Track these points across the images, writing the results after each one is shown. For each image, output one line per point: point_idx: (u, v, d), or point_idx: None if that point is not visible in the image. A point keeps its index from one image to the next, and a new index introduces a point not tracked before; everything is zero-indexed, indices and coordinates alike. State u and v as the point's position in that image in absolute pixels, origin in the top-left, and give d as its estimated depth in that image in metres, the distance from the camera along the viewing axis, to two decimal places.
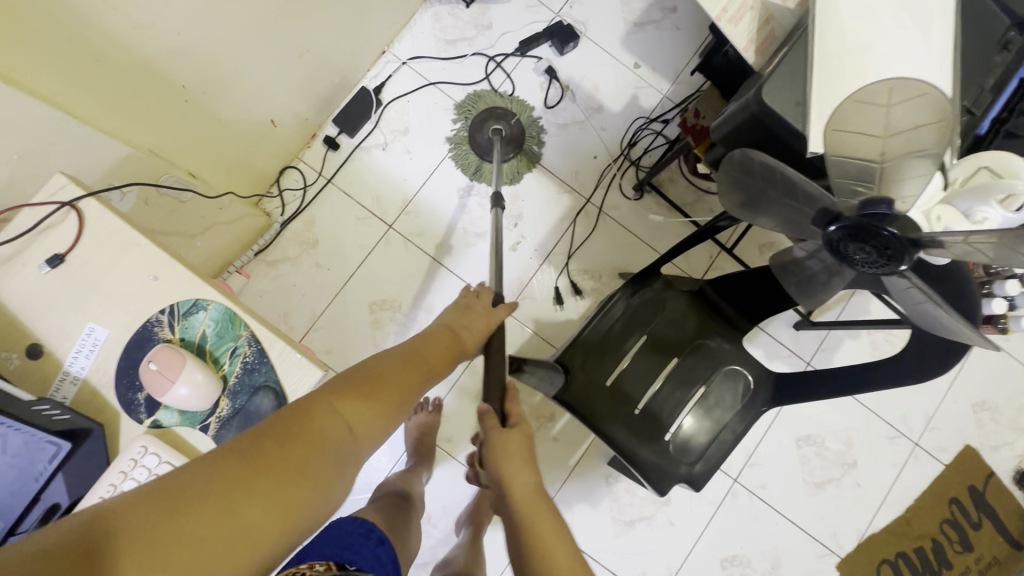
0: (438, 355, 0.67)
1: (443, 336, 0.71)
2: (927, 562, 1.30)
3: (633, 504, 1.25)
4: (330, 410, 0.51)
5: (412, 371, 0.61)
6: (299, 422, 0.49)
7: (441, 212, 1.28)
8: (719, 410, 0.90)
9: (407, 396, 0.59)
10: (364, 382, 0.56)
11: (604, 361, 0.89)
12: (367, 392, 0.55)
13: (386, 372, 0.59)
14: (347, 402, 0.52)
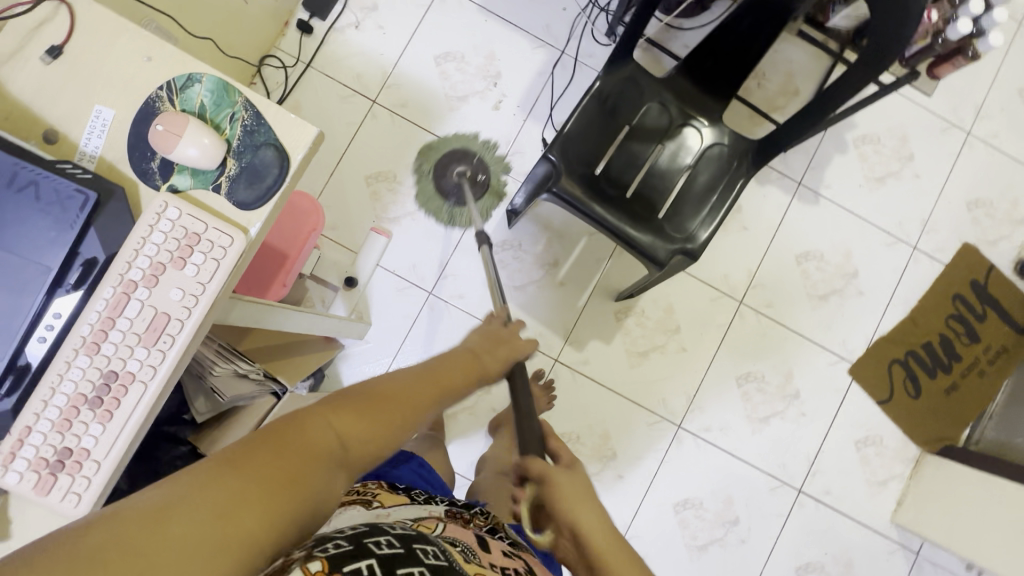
0: (460, 375, 0.65)
1: (469, 356, 0.68)
2: (936, 358, 1.34)
3: (645, 336, 1.30)
4: (323, 422, 0.48)
5: (420, 390, 0.59)
6: (292, 438, 0.45)
7: (421, 81, 1.30)
8: (707, 186, 0.93)
9: (410, 413, 0.56)
10: (364, 402, 0.53)
11: (588, 153, 0.92)
12: (363, 407, 0.53)
13: (391, 392, 0.56)
14: (339, 415, 0.50)
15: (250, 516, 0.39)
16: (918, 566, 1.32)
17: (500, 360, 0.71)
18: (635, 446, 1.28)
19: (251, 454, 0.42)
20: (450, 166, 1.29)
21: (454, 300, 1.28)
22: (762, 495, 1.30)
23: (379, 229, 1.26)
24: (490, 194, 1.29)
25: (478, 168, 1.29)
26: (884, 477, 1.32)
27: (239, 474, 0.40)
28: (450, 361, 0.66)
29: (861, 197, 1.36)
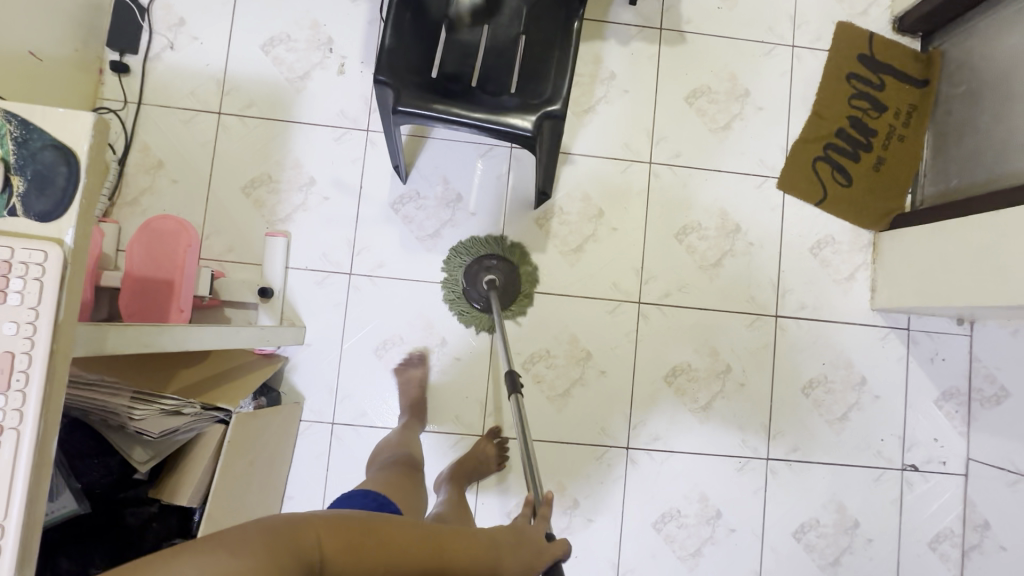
0: (466, 543, 0.63)
1: (489, 552, 0.66)
2: (853, 141, 1.33)
3: (573, 231, 1.27)
4: (317, 536, 0.52)
5: (415, 536, 0.58)
6: (288, 542, 0.49)
7: (257, 75, 1.25)
8: (544, 44, 0.90)
9: (400, 572, 0.55)
10: (361, 542, 0.54)
11: (419, 59, 0.89)
12: (359, 533, 0.55)
13: (389, 536, 0.56)
14: (334, 532, 0.53)
15: None
16: (914, 341, 1.32)
17: (517, 562, 0.69)
18: (606, 339, 1.26)
19: (246, 542, 0.47)
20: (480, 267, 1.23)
21: (376, 272, 1.24)
22: (744, 335, 1.29)
23: (275, 232, 1.22)
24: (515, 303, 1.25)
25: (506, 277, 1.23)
26: (850, 271, 1.32)
27: (232, 557, 0.46)
28: (456, 532, 0.64)
29: (724, 18, 1.33)
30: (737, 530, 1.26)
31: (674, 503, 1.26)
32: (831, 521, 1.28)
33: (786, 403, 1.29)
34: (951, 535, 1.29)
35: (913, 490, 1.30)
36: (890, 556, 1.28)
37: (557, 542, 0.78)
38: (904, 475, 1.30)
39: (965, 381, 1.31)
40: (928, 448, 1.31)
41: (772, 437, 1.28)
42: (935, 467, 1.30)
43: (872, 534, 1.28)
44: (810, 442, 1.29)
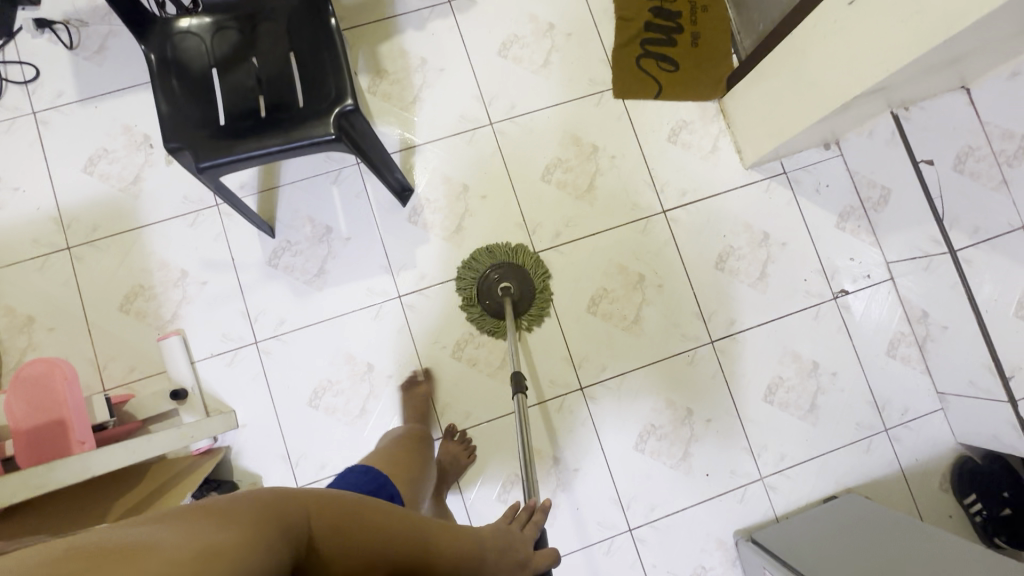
0: (446, 536, 0.70)
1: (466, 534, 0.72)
2: (664, 28, 1.38)
3: (446, 214, 1.29)
4: (305, 518, 0.56)
5: (396, 526, 0.64)
6: (276, 515, 0.52)
7: (90, 197, 1.24)
8: (313, 51, 0.92)
9: (382, 551, 0.62)
10: (350, 518, 0.61)
11: (202, 114, 0.89)
12: (341, 527, 0.59)
13: (368, 526, 0.62)
14: (321, 516, 0.58)
15: (231, 536, 0.45)
16: (794, 181, 1.37)
17: (499, 567, 0.73)
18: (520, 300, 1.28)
19: (235, 516, 0.48)
20: (493, 278, 1.23)
21: (279, 330, 1.24)
22: (642, 240, 1.32)
23: (166, 334, 1.20)
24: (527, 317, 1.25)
25: (522, 285, 1.24)
26: (712, 143, 1.36)
27: (225, 529, 0.46)
28: (441, 526, 0.70)
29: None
30: (713, 418, 1.28)
31: (646, 420, 1.27)
32: (792, 373, 1.31)
33: (706, 286, 1.32)
34: (902, 337, 1.34)
35: (852, 312, 1.34)
36: (858, 380, 1.32)
37: (548, 547, 0.82)
38: (838, 301, 1.34)
39: (854, 196, 1.37)
40: (849, 269, 1.35)
41: (707, 320, 1.31)
42: (863, 284, 1.35)
43: (835, 367, 1.32)
44: (744, 310, 1.32)
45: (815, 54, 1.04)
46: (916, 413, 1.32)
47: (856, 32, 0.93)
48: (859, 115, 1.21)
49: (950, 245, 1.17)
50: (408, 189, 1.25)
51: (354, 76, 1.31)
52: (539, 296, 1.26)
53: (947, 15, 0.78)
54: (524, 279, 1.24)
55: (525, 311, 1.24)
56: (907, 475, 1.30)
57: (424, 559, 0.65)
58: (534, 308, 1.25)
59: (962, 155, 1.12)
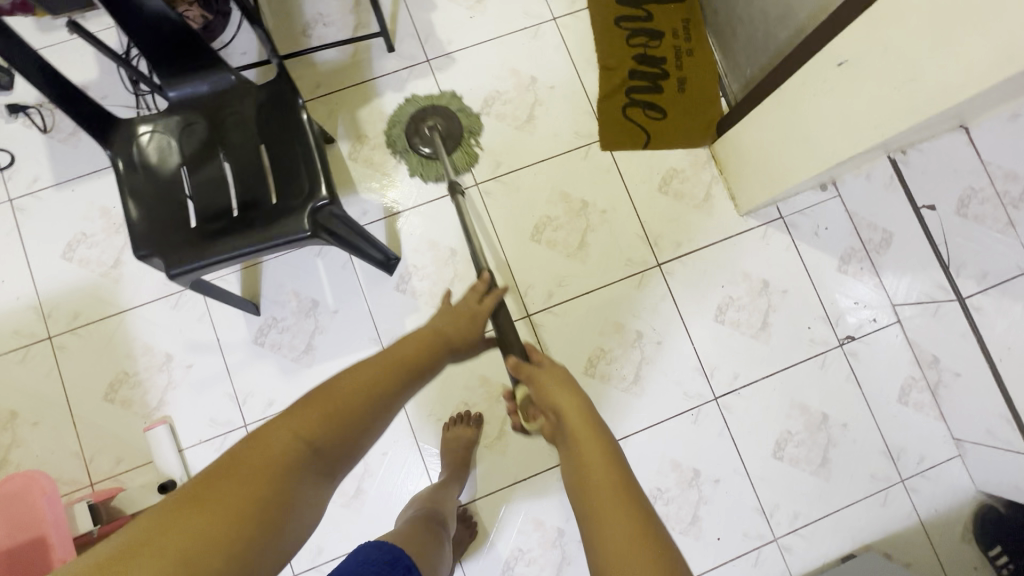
0: (409, 346, 0.74)
1: (417, 338, 0.76)
2: (649, 76, 1.35)
3: (435, 280, 1.25)
4: (279, 427, 0.57)
5: (360, 387, 0.65)
6: (252, 455, 0.54)
7: (70, 284, 1.22)
8: (283, 146, 0.88)
9: (376, 402, 0.65)
10: (325, 409, 0.61)
11: (170, 218, 0.86)
12: (322, 409, 0.61)
13: (342, 397, 0.63)
14: (294, 416, 0.59)
15: (208, 513, 0.48)
16: (792, 225, 1.33)
17: (468, 334, 0.82)
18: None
19: (219, 504, 0.49)
20: (417, 119, 1.29)
21: (269, 411, 1.20)
22: (638, 296, 1.28)
23: (153, 423, 1.17)
24: (461, 150, 1.29)
25: (449, 123, 1.29)
26: (704, 192, 1.32)
27: (205, 512, 0.48)
28: (412, 342, 0.74)
29: (479, 23, 1.35)
30: (722, 479, 1.23)
31: (651, 484, 1.23)
32: (801, 426, 1.26)
33: (706, 339, 1.28)
34: (914, 382, 1.29)
35: (860, 359, 1.29)
36: (870, 430, 1.27)
37: (495, 292, 0.88)
38: (845, 348, 1.29)
39: (855, 238, 1.32)
40: (854, 314, 1.31)
41: (710, 376, 1.27)
42: (870, 328, 1.30)
43: (845, 418, 1.27)
44: (746, 363, 1.27)
45: (804, 112, 1.00)
46: (932, 461, 1.27)
47: (846, 96, 0.89)
48: (856, 161, 1.18)
49: (957, 292, 1.13)
50: (393, 259, 1.22)
51: (334, 143, 1.28)
52: (466, 130, 1.30)
53: (943, 88, 0.73)
54: (445, 115, 1.29)
55: (458, 152, 1.29)
56: (928, 528, 1.25)
57: (397, 369, 0.69)
58: (464, 151, 1.29)
59: (965, 198, 1.07)
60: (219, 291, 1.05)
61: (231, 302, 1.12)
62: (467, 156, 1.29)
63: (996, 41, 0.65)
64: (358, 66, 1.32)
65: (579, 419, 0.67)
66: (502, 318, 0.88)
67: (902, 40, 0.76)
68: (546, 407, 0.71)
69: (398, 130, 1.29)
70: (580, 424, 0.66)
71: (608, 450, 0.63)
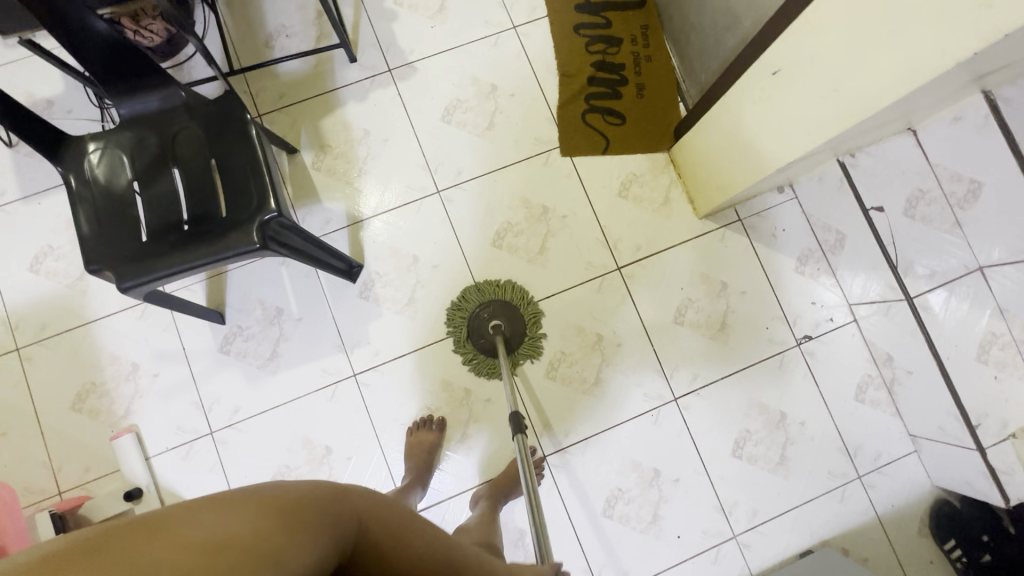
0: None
1: (491, 561, 0.74)
2: (608, 82, 1.37)
3: (398, 287, 1.28)
4: (356, 506, 0.57)
5: (432, 551, 0.63)
6: (322, 506, 0.53)
7: (38, 295, 1.23)
8: (232, 161, 0.90)
9: (421, 572, 0.62)
10: (392, 539, 0.60)
11: (121, 233, 0.88)
12: (389, 534, 0.60)
13: (421, 544, 0.62)
14: (372, 514, 0.59)
15: (258, 522, 0.48)
16: (750, 227, 1.35)
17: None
18: (475, 371, 1.25)
19: (279, 513, 0.50)
20: (483, 317, 1.24)
21: (235, 418, 1.22)
22: (598, 299, 1.30)
23: (120, 431, 1.19)
24: (523, 351, 1.26)
25: (512, 322, 1.25)
26: (663, 196, 1.35)
27: (260, 521, 0.48)
28: (481, 561, 0.71)
29: (440, 31, 1.37)
30: (682, 478, 1.26)
31: (612, 484, 1.25)
32: (759, 425, 1.29)
33: (666, 341, 1.30)
34: (870, 380, 1.31)
35: (817, 358, 1.32)
36: (827, 427, 1.30)
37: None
38: (802, 348, 1.32)
39: (812, 239, 1.35)
40: (812, 314, 1.33)
41: (670, 377, 1.29)
42: (827, 327, 1.33)
43: (803, 416, 1.29)
44: (705, 364, 1.30)
45: (747, 120, 1.02)
46: (889, 457, 1.29)
47: (782, 103, 0.91)
48: (806, 164, 1.19)
49: (906, 292, 1.15)
50: (356, 267, 1.24)
51: (298, 153, 1.30)
52: (529, 332, 1.27)
53: (864, 97, 0.76)
54: (515, 318, 1.25)
55: (521, 347, 1.26)
56: (884, 523, 1.27)
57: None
58: (530, 342, 1.26)
59: (912, 200, 1.09)
60: (179, 299, 1.07)
61: (193, 310, 1.14)
62: (517, 365, 1.26)
63: (903, 54, 0.68)
64: (319, 76, 1.34)
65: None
66: None
67: (826, 51, 0.78)
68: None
69: (454, 322, 1.25)
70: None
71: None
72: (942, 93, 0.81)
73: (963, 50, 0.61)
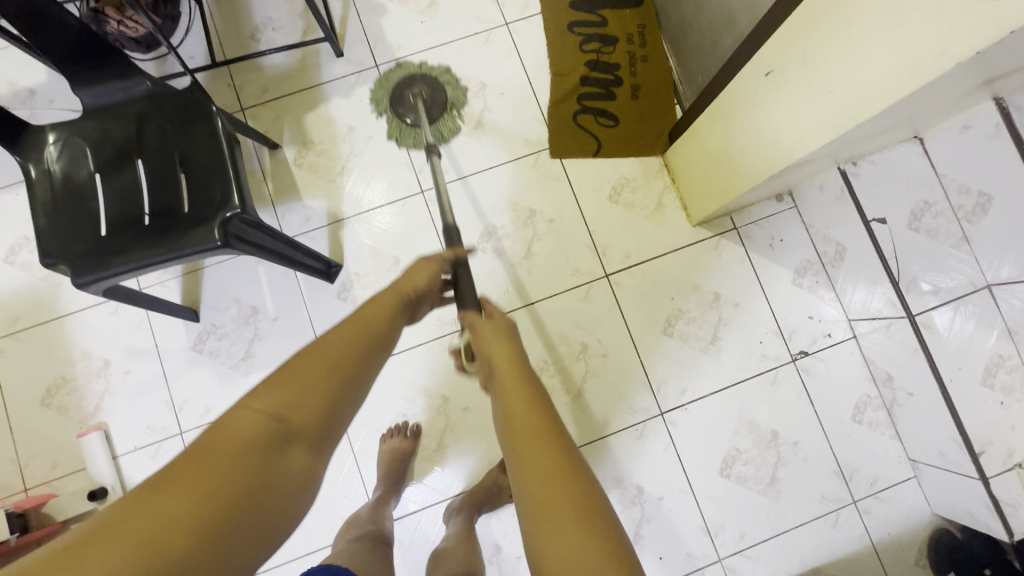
0: (371, 309, 0.71)
1: (375, 302, 0.73)
2: (601, 82, 1.32)
3: (377, 288, 1.24)
4: (245, 409, 0.53)
5: (333, 352, 0.62)
6: (213, 447, 0.50)
7: (12, 286, 1.21)
8: (197, 154, 0.87)
9: (347, 380, 0.61)
10: (287, 381, 0.57)
11: (80, 226, 0.85)
12: (279, 381, 0.57)
13: (314, 361, 0.60)
14: (261, 395, 0.55)
15: (170, 499, 0.44)
16: (746, 236, 1.29)
17: (422, 286, 0.80)
18: (399, 140, 1.29)
19: (179, 485, 0.46)
20: (407, 87, 1.29)
21: (205, 419, 1.19)
22: (584, 307, 1.25)
23: (88, 429, 1.16)
24: (444, 118, 1.30)
25: (433, 90, 1.30)
26: (656, 202, 1.29)
27: (167, 502, 0.44)
28: (369, 308, 0.71)
29: (430, 27, 1.33)
30: (666, 496, 1.20)
31: None
32: (749, 444, 1.23)
33: (654, 352, 1.25)
34: (869, 400, 1.25)
35: (813, 376, 1.25)
36: (821, 449, 1.23)
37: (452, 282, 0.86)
38: (797, 364, 1.26)
39: (811, 250, 1.29)
40: (808, 329, 1.27)
41: (657, 391, 1.24)
42: (824, 343, 1.27)
43: (795, 436, 1.23)
44: (695, 378, 1.24)
45: (741, 122, 0.97)
46: (886, 482, 1.23)
47: (774, 106, 0.86)
48: (805, 171, 1.14)
49: (908, 309, 1.09)
50: (334, 266, 1.21)
51: (280, 148, 1.27)
52: (452, 96, 1.30)
53: (860, 101, 0.70)
54: (435, 87, 1.30)
55: (443, 122, 1.30)
56: (879, 551, 1.21)
57: (367, 335, 0.66)
58: (449, 122, 1.30)
59: (917, 212, 1.01)
60: (146, 296, 1.04)
61: (163, 308, 1.10)
62: (449, 126, 1.30)
63: (899, 55, 0.62)
64: (304, 70, 1.31)
65: (505, 358, 0.70)
66: (462, 275, 0.82)
67: (819, 51, 0.73)
68: (494, 373, 0.69)
69: (378, 92, 1.30)
70: (512, 372, 0.67)
71: (543, 400, 0.63)
72: (945, 99, 0.75)
73: (962, 50, 0.56)
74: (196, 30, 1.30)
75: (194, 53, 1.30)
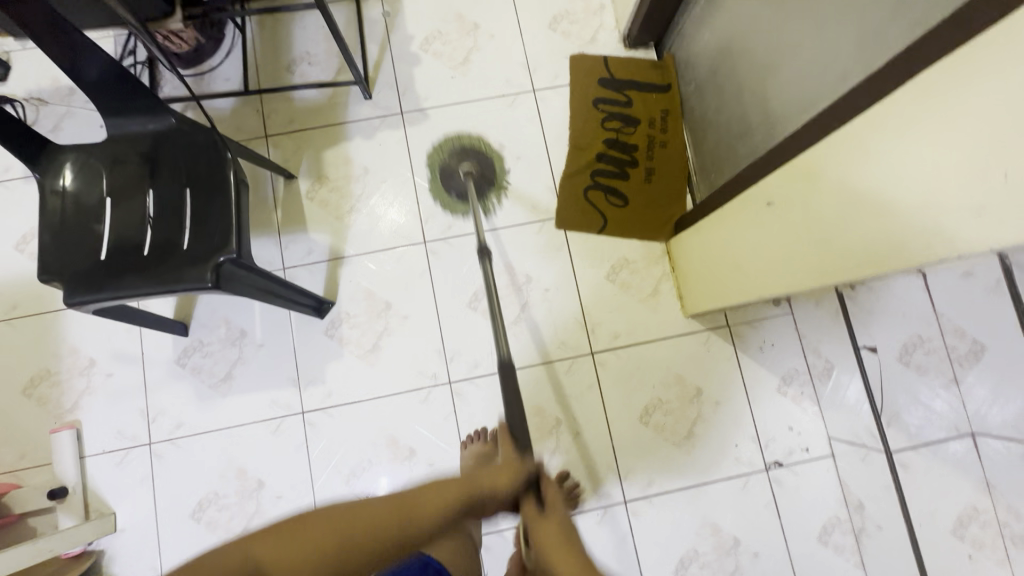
0: (444, 493, 0.68)
1: (455, 486, 0.69)
2: (617, 162, 1.33)
3: (364, 331, 1.25)
4: (247, 548, 0.61)
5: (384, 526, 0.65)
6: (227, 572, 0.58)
7: (19, 273, 1.25)
8: (205, 195, 0.90)
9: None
10: (305, 530, 0.63)
11: (81, 246, 0.88)
12: (288, 526, 0.64)
13: (316, 526, 0.64)
14: (268, 539, 0.62)
15: None
16: (738, 335, 1.29)
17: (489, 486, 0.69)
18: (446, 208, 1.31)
19: None
20: (461, 163, 1.32)
21: (176, 434, 1.20)
22: (565, 382, 1.25)
23: (62, 426, 1.18)
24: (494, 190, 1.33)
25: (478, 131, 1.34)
26: (652, 287, 1.30)
27: None
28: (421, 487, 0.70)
29: (473, 137, 1.35)
30: None
31: None
32: (709, 547, 1.21)
33: (628, 438, 1.24)
34: (838, 523, 1.22)
35: (784, 488, 1.23)
36: (782, 565, 1.21)
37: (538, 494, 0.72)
38: (770, 474, 1.24)
39: (801, 360, 1.28)
40: (786, 440, 1.25)
41: (624, 478, 1.22)
42: (800, 457, 1.25)
43: (757, 547, 1.21)
44: (664, 471, 1.23)
45: (740, 238, 0.98)
46: None
47: (772, 235, 0.87)
48: None
49: (886, 444, 1.07)
50: (326, 304, 1.23)
51: (295, 180, 1.30)
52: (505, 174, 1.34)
53: (850, 259, 0.70)
54: (483, 160, 1.34)
55: (492, 189, 1.33)
56: None
57: (399, 527, 0.65)
58: (497, 187, 1.33)
59: (910, 345, 0.98)
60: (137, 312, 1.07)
61: (152, 322, 1.13)
62: (491, 201, 1.32)
63: (887, 230, 0.63)
64: (331, 107, 1.34)
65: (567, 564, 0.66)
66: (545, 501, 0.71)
67: (820, 199, 0.74)
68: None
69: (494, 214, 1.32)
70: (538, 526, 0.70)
71: (587, 570, 0.65)
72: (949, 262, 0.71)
73: (949, 249, 0.55)
74: (236, 53, 1.35)
75: (230, 76, 1.34)
